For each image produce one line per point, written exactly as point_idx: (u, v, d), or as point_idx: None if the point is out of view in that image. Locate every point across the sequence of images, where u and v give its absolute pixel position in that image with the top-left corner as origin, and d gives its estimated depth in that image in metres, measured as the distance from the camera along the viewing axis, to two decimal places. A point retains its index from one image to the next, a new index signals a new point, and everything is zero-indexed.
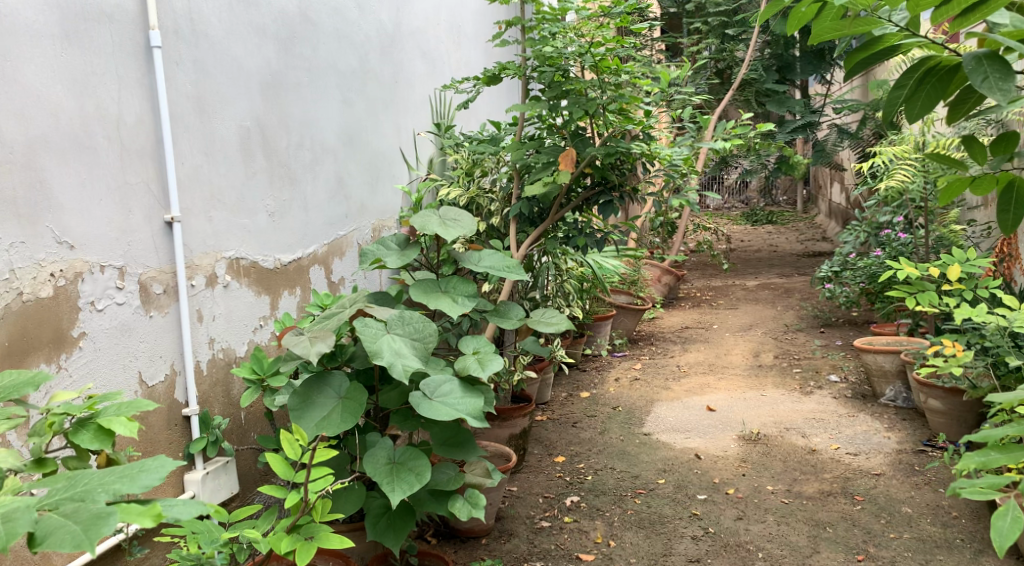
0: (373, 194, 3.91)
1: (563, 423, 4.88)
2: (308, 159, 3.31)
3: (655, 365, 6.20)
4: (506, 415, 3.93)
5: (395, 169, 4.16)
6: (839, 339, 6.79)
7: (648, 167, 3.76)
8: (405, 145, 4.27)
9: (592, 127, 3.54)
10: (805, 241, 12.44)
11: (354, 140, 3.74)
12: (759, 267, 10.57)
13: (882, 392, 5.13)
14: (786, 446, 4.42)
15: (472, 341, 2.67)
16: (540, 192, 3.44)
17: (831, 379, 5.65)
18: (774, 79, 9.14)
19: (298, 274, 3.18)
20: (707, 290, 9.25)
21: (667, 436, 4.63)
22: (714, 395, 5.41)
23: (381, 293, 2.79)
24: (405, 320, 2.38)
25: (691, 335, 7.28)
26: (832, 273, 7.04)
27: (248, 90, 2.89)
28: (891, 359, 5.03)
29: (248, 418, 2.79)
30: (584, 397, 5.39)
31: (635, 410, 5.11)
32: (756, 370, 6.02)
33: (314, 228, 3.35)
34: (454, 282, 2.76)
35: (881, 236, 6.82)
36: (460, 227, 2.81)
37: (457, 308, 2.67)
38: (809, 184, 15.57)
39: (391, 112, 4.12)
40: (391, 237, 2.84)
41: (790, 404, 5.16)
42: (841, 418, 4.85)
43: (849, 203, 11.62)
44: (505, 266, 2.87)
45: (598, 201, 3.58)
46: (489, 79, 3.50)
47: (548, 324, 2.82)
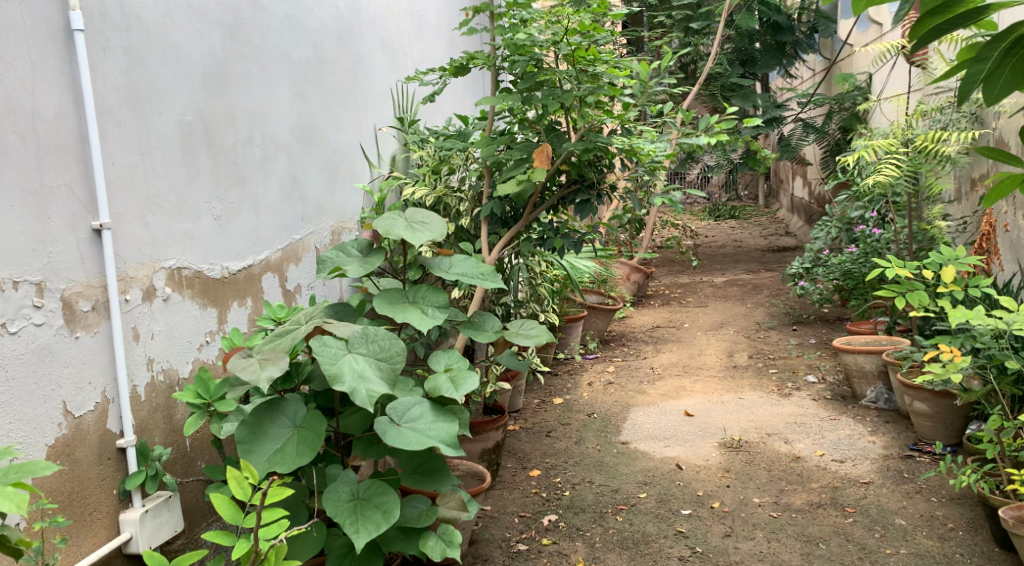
0: (332, 193, 3.64)
1: (535, 433, 4.64)
2: (258, 157, 3.04)
3: (628, 367, 5.98)
4: (479, 428, 3.73)
5: (356, 166, 3.89)
6: (813, 337, 6.64)
7: (628, 162, 3.52)
8: (366, 140, 4.00)
9: (568, 122, 3.30)
10: (770, 236, 12.35)
11: (310, 135, 3.47)
12: (726, 263, 10.42)
13: (863, 393, 4.97)
14: (770, 453, 4.22)
15: (444, 357, 2.42)
16: (514, 191, 3.19)
17: (809, 380, 5.48)
18: (739, 73, 8.92)
19: (248, 284, 2.94)
20: (675, 288, 9.08)
21: (645, 445, 4.41)
22: (691, 398, 5.20)
23: (342, 305, 2.52)
24: (369, 337, 2.13)
25: (662, 335, 7.08)
26: (804, 270, 6.90)
27: (189, 80, 2.62)
28: (872, 360, 4.86)
29: (193, 446, 2.51)
30: (557, 403, 5.15)
31: (610, 417, 4.88)
32: (731, 371, 5.83)
33: (265, 232, 3.08)
34: (424, 291, 2.50)
35: (854, 232, 6.69)
36: (429, 230, 2.55)
37: (427, 321, 2.41)
38: (770, 178, 15.52)
39: (350, 105, 3.84)
40: (352, 243, 2.57)
41: (770, 407, 4.97)
42: (823, 421, 4.67)
43: (813, 197, 11.54)
44: (479, 273, 2.61)
45: (575, 200, 3.34)
46: (457, 70, 3.24)
47: (528, 337, 2.57)
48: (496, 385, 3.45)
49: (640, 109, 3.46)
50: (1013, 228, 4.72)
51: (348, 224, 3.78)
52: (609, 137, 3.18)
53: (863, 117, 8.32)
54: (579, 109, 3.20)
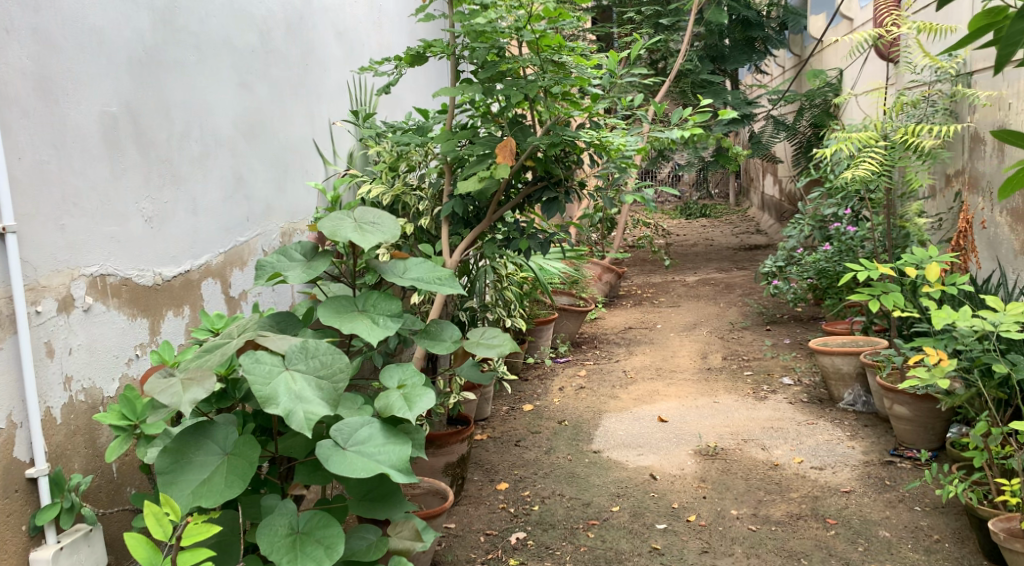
0: (283, 192, 3.43)
1: (503, 442, 4.43)
2: (196, 153, 2.82)
3: (601, 371, 5.79)
4: (441, 441, 3.51)
5: (309, 163, 3.67)
6: (787, 337, 6.50)
7: (598, 157, 3.33)
8: (320, 136, 3.77)
9: (532, 114, 3.09)
10: (741, 234, 12.24)
11: (258, 130, 3.26)
12: (698, 261, 10.28)
13: (841, 396, 4.81)
14: (746, 461, 4.05)
15: (397, 373, 2.20)
16: (476, 189, 2.98)
17: (785, 382, 5.33)
18: (710, 69, 8.76)
19: (185, 291, 2.72)
20: (648, 287, 8.91)
21: (618, 454, 4.22)
22: (664, 403, 5.03)
23: (285, 314, 2.31)
24: (309, 352, 1.92)
25: (635, 336, 6.90)
26: (778, 268, 6.76)
27: (114, 67, 2.42)
28: (850, 361, 4.71)
29: (121, 471, 2.31)
30: (526, 410, 4.95)
31: (582, 424, 4.69)
32: (706, 374, 5.66)
33: (206, 234, 2.87)
34: (377, 298, 2.28)
35: (827, 229, 6.56)
36: (380, 231, 2.33)
37: (379, 331, 2.20)
38: (741, 176, 15.44)
39: (302, 98, 3.62)
40: (295, 246, 2.34)
41: (746, 412, 4.80)
42: (800, 425, 4.51)
43: (784, 195, 11.45)
44: (436, 278, 2.40)
45: (541, 197, 3.14)
46: (413, 59, 3.02)
47: (491, 348, 2.36)
48: (459, 395, 3.25)
49: (610, 101, 3.27)
50: (990, 226, 4.57)
51: (301, 224, 3.56)
52: (577, 130, 2.98)
53: (834, 113, 8.22)
54: (544, 101, 2.99)
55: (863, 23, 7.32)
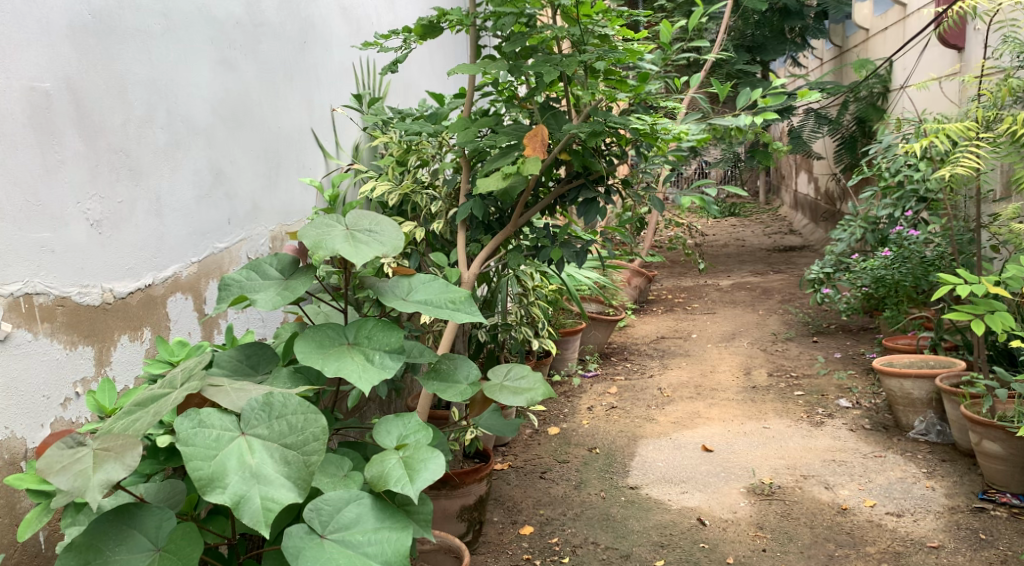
0: (272, 190, 2.92)
1: (526, 473, 3.92)
2: (162, 143, 2.32)
3: (633, 387, 5.26)
4: (456, 481, 3.01)
5: (306, 156, 3.17)
6: (837, 351, 5.93)
7: (645, 151, 2.80)
8: (319, 125, 3.28)
9: (568, 98, 2.56)
10: (774, 234, 11.65)
11: (243, 116, 2.75)
12: (731, 264, 9.70)
13: (909, 424, 4.26)
14: (809, 504, 3.52)
15: (396, 426, 1.70)
16: (499, 187, 2.45)
17: (840, 404, 4.78)
18: (747, 60, 8.16)
19: (145, 310, 2.22)
20: (679, 292, 8.35)
21: (659, 491, 3.70)
22: (706, 428, 4.49)
23: (256, 344, 1.85)
24: (274, 411, 1.54)
25: (668, 347, 6.36)
26: (826, 275, 6.19)
27: (48, 31, 1.94)
28: (922, 386, 4.18)
29: (49, 542, 1.86)
30: (552, 434, 4.43)
31: (616, 453, 4.16)
32: (751, 393, 5.11)
33: (173, 240, 2.36)
34: (372, 328, 1.78)
35: (882, 232, 5.98)
36: (377, 242, 1.82)
37: (373, 373, 1.69)
38: (771, 173, 14.80)
39: (297, 81, 3.12)
40: (270, 259, 1.84)
41: (800, 441, 4.26)
42: (866, 459, 3.97)
43: (821, 193, 10.84)
44: (449, 302, 1.88)
45: (576, 198, 2.63)
46: (424, 30, 2.51)
47: (523, 395, 1.84)
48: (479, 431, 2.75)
49: (662, 83, 2.73)
50: None
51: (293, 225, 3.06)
52: (625, 117, 2.45)
53: (882, 107, 7.61)
54: (583, 81, 2.46)
55: (920, 8, 6.69)
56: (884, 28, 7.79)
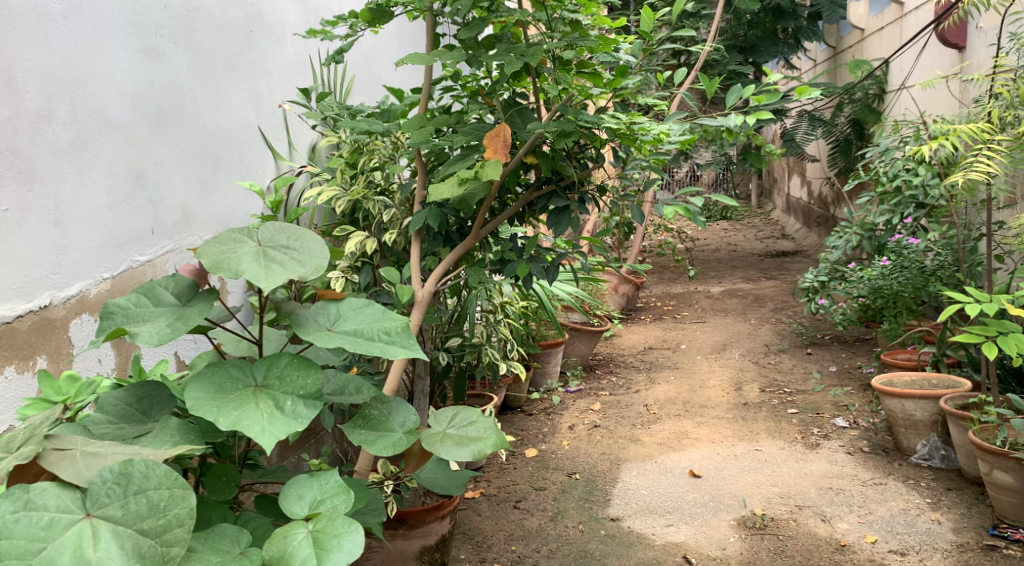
0: (209, 197, 2.61)
1: (499, 502, 3.62)
2: (65, 141, 2.01)
3: (617, 404, 4.96)
4: (415, 520, 2.70)
5: (251, 157, 2.86)
6: (833, 364, 5.65)
7: (624, 154, 2.51)
8: (268, 123, 2.97)
9: (536, 93, 2.27)
10: (766, 239, 11.36)
11: (174, 113, 2.44)
12: (722, 270, 9.40)
13: (911, 448, 3.98)
14: (805, 539, 3.23)
15: (303, 493, 1.49)
16: (455, 195, 2.15)
17: (837, 424, 4.49)
18: (740, 59, 7.86)
19: (39, 338, 1.92)
20: (668, 299, 8.05)
21: (641, 524, 3.40)
22: (694, 451, 4.19)
23: (149, 385, 1.59)
24: (131, 486, 1.37)
25: (655, 359, 6.06)
26: (820, 284, 5.91)
27: None
28: (925, 407, 3.90)
29: None
30: (529, 457, 4.13)
31: (597, 478, 3.86)
32: (742, 410, 4.82)
33: (78, 254, 2.05)
34: (285, 368, 1.47)
35: (879, 240, 5.70)
36: (293, 261, 1.51)
37: (281, 425, 1.39)
38: (763, 176, 14.52)
39: (242, 75, 2.81)
40: (165, 281, 1.52)
41: (795, 465, 3.97)
42: (866, 487, 3.68)
43: (814, 197, 10.56)
44: (381, 333, 1.56)
45: (546, 206, 2.34)
46: (371, 15, 2.21)
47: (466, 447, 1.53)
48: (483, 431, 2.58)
49: (643, 75, 2.43)
50: None
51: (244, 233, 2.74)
52: (598, 114, 2.15)
53: (878, 109, 7.32)
54: (551, 74, 2.17)
55: (919, 5, 6.40)
56: (880, 27, 7.51)
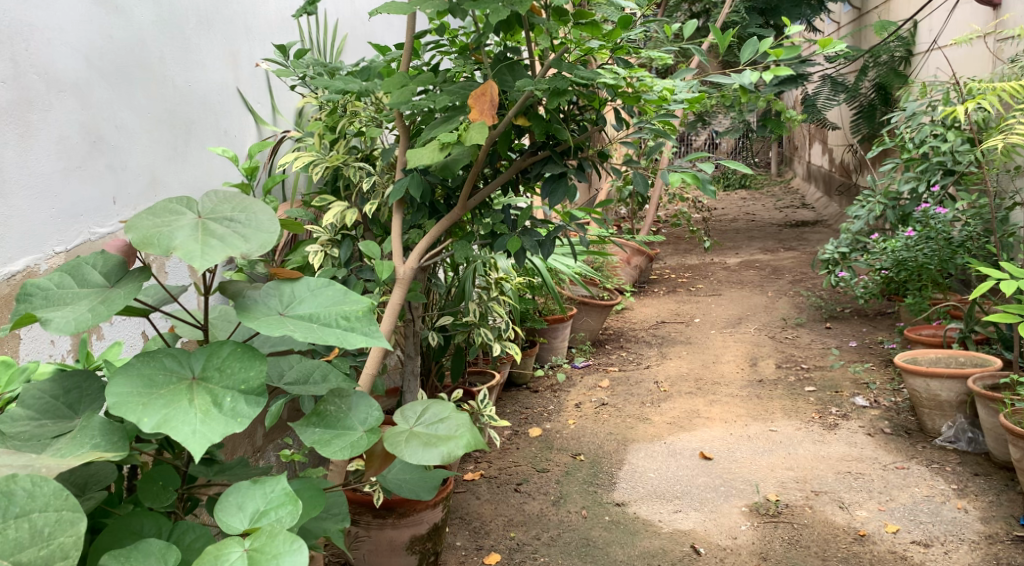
0: (180, 164, 2.41)
1: (500, 485, 3.45)
2: (5, 102, 1.83)
3: (627, 380, 4.77)
4: (404, 508, 2.53)
5: (228, 121, 2.66)
6: (853, 339, 5.42)
7: (628, 113, 2.32)
8: (248, 85, 2.77)
9: (529, 48, 2.05)
10: (784, 209, 11.07)
11: (139, 72, 2.25)
12: (739, 240, 9.15)
13: (936, 430, 3.78)
14: (821, 528, 3.04)
15: (242, 503, 1.34)
16: (437, 161, 1.95)
17: (857, 403, 4.28)
18: (760, 21, 7.55)
19: None
20: (683, 271, 7.83)
21: (648, 510, 3.23)
22: (706, 431, 4.00)
23: (78, 377, 1.47)
24: (16, 504, 1.21)
25: (668, 333, 5.86)
26: (841, 256, 5.67)
27: None
28: (952, 387, 3.69)
29: None
30: (533, 437, 3.96)
31: (603, 460, 3.68)
32: (757, 388, 4.62)
33: (23, 225, 1.88)
34: (225, 361, 1.29)
35: (904, 209, 5.44)
36: (236, 235, 1.32)
37: (217, 426, 1.21)
38: (783, 145, 14.19)
39: (218, 33, 2.60)
40: (95, 260, 1.37)
41: (811, 448, 3.77)
42: (886, 471, 3.48)
43: (835, 165, 10.25)
44: (340, 320, 1.36)
45: (541, 173, 2.15)
46: None
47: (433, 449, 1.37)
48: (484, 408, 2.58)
49: (648, 27, 2.21)
50: None
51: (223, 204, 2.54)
52: (596, 70, 1.94)
53: (904, 72, 7.01)
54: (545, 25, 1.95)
55: None
56: None
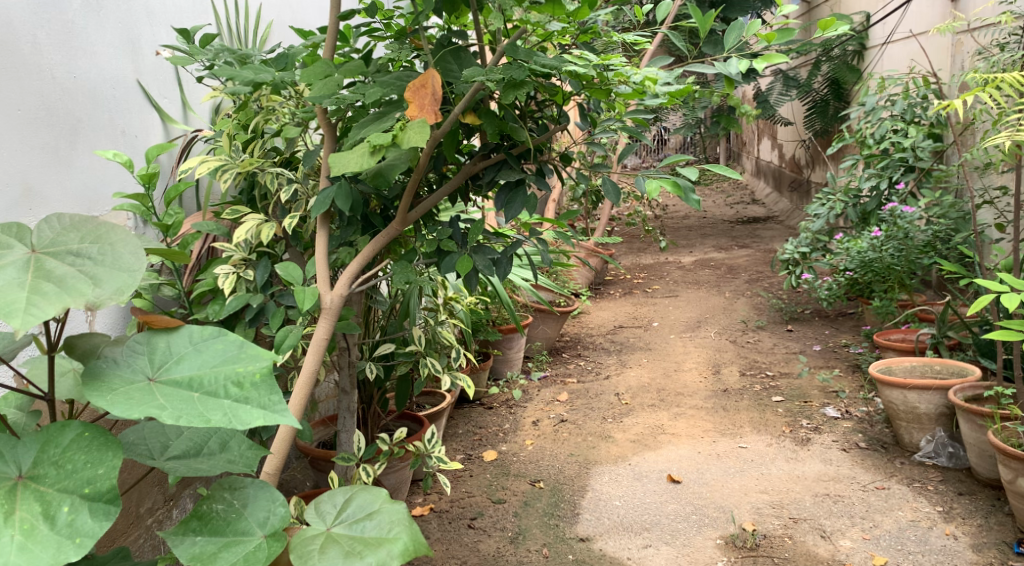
0: (68, 171, 2.04)
1: (451, 521, 3.12)
2: None
3: (585, 393, 4.47)
4: None
5: (128, 120, 2.28)
6: (817, 343, 5.21)
7: (594, 108, 2.02)
8: (151, 78, 2.39)
9: (480, 30, 1.72)
10: (735, 205, 10.92)
11: (8, 58, 1.87)
12: (693, 238, 8.93)
13: (915, 444, 3.55)
14: (803, 562, 2.78)
15: None
16: (369, 167, 1.61)
17: (828, 415, 4.05)
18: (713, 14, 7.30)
19: None
20: (638, 271, 7.57)
21: (614, 546, 2.93)
22: (672, 450, 3.71)
23: None
24: None
25: (625, 338, 5.59)
26: (802, 256, 5.45)
27: None
28: (931, 399, 3.46)
29: None
30: (486, 461, 3.63)
31: (564, 488, 3.37)
32: (722, 398, 4.36)
33: None
34: (62, 452, 1.21)
35: (866, 207, 5.23)
36: (84, 277, 1.19)
37: (42, 553, 1.14)
38: (731, 140, 14.07)
39: (110, 15, 2.22)
40: None
41: (786, 467, 3.51)
42: (867, 493, 3.24)
43: (786, 160, 10.11)
44: (230, 388, 1.11)
45: (495, 180, 1.82)
46: None
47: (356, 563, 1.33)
48: (435, 446, 2.38)
49: (617, 8, 1.89)
50: None
51: (118, 216, 2.18)
52: (561, 57, 1.62)
53: (857, 66, 6.82)
54: (498, 2, 1.62)
55: None
56: None
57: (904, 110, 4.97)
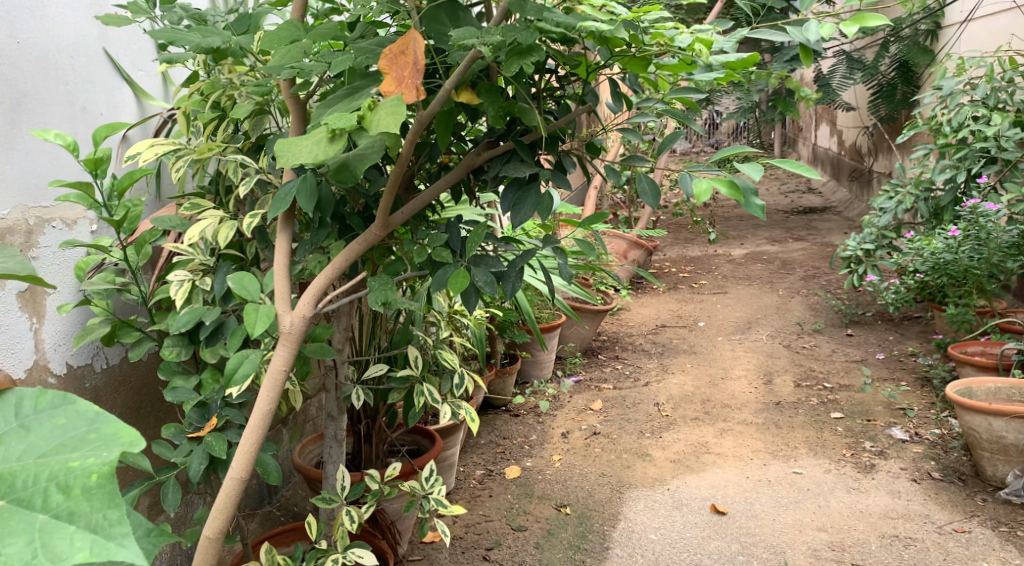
0: (8, 153, 1.73)
1: (464, 552, 2.77)
2: None
3: (621, 401, 4.09)
4: None
5: (92, 95, 1.96)
6: (880, 350, 4.75)
7: (629, 86, 1.64)
8: (121, 46, 2.06)
9: None
10: (790, 194, 10.36)
11: None
12: (745, 229, 8.44)
13: (998, 478, 3.11)
14: None
15: None
16: (334, 157, 1.27)
17: (894, 436, 3.61)
18: None
19: None
20: (685, 264, 7.13)
21: None
22: (717, 474, 3.31)
23: None
24: None
25: (668, 339, 5.18)
26: (865, 254, 4.98)
27: None
28: (1019, 429, 3.01)
29: None
30: (508, 479, 3.28)
31: (593, 515, 3.01)
32: (774, 412, 3.94)
33: None
34: None
35: (939, 202, 4.74)
36: None
37: None
38: (788, 125, 13.44)
39: None
40: None
41: (847, 499, 3.09)
42: (943, 536, 2.81)
43: (846, 147, 9.51)
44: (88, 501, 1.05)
45: (501, 175, 1.46)
46: None
47: None
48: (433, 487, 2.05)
49: None
50: None
51: (74, 209, 1.89)
52: (582, 14, 1.24)
53: (930, 47, 6.26)
54: None
55: None
56: None
57: (986, 95, 4.46)
